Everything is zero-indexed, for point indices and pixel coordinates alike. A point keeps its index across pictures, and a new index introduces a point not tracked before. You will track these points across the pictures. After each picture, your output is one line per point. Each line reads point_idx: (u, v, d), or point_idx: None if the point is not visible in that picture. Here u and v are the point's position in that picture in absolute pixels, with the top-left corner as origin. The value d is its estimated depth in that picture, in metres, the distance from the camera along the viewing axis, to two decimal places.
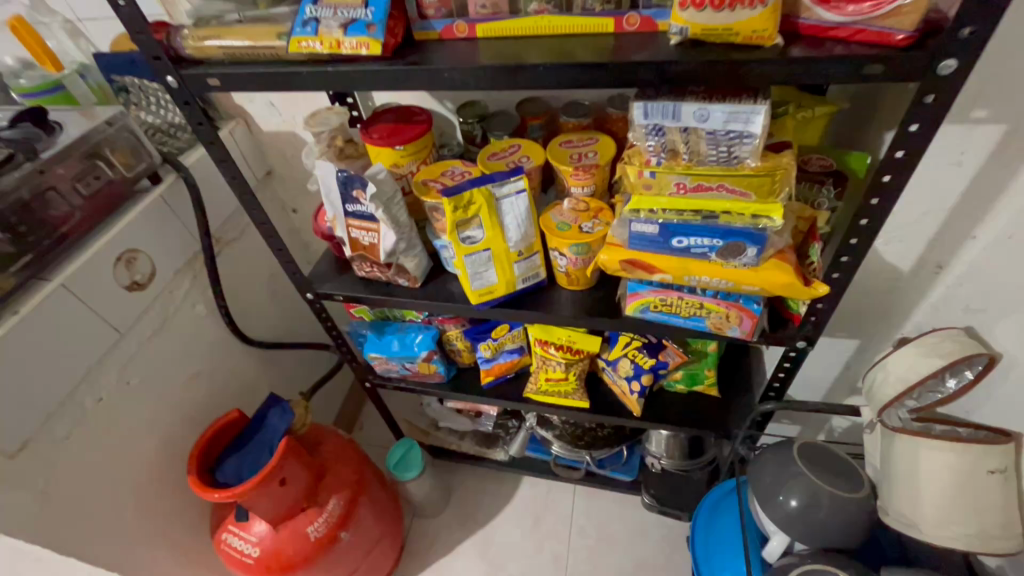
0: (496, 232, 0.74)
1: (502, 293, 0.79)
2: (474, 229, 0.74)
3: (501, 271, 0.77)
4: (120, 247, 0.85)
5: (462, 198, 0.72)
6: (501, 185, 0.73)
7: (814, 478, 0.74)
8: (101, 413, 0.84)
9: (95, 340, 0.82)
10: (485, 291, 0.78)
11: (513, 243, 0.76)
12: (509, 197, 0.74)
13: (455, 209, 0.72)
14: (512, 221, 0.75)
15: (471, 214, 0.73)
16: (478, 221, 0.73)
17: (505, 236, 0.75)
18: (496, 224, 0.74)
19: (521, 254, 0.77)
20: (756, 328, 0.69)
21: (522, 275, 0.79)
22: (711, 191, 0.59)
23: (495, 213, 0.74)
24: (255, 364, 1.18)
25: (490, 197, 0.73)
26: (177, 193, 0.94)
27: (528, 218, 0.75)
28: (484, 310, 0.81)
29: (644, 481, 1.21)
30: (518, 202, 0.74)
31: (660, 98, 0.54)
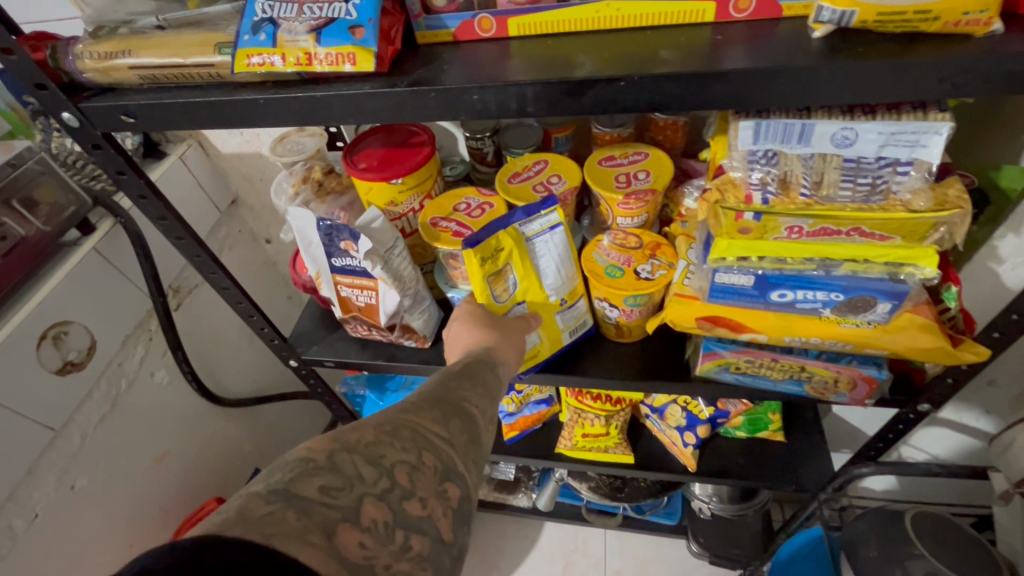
0: (532, 280, 0.58)
1: (549, 352, 0.63)
2: (507, 280, 0.58)
3: (543, 328, 0.61)
4: (46, 323, 0.67)
5: (489, 247, 0.55)
6: (529, 221, 0.57)
7: (932, 560, 0.60)
8: (36, 534, 0.67)
9: (17, 447, 0.64)
10: (529, 356, 0.61)
11: (554, 291, 0.60)
12: (542, 234, 0.57)
13: (483, 263, 0.55)
14: (550, 265, 0.59)
15: (502, 263, 0.56)
16: (510, 270, 0.57)
17: (543, 283, 0.59)
18: (531, 269, 0.58)
19: (565, 303, 0.61)
20: (872, 394, 0.54)
21: (569, 329, 0.63)
22: (837, 235, 0.43)
23: (528, 256, 0.58)
24: (236, 426, 1.01)
25: (519, 238, 0.57)
26: (116, 243, 0.76)
27: (568, 257, 0.59)
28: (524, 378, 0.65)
29: (692, 528, 1.07)
30: (556, 240, 0.58)
31: (778, 115, 0.38)
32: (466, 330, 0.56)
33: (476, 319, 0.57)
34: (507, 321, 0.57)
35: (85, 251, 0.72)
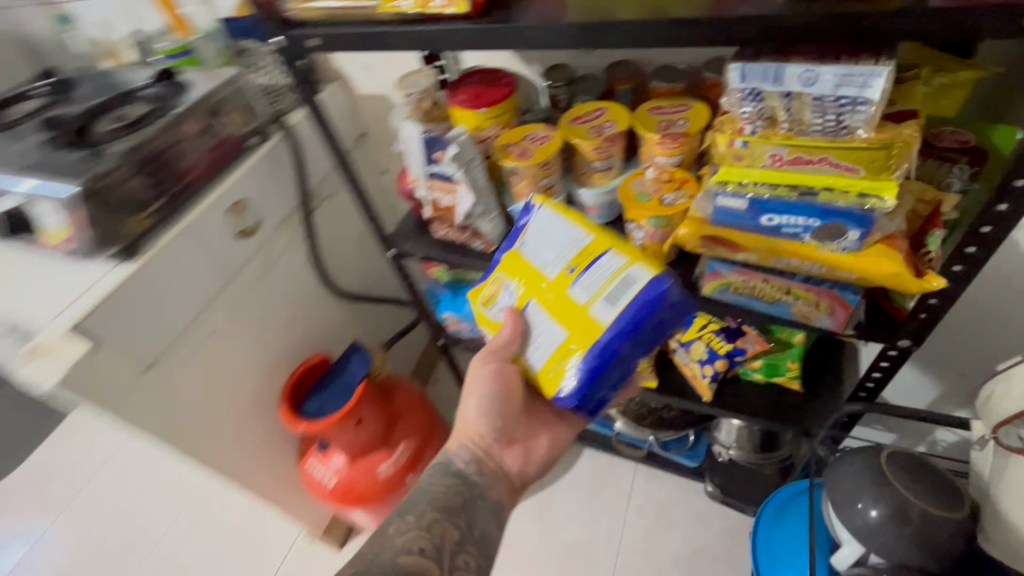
0: (522, 272, 0.67)
1: (585, 331, 0.61)
2: (506, 289, 0.68)
3: (559, 313, 0.63)
4: (232, 198, 0.95)
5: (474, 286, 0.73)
6: (522, 237, 0.69)
7: (898, 488, 0.68)
8: (213, 343, 0.96)
9: (207, 281, 0.93)
10: (562, 349, 0.62)
11: (555, 271, 0.64)
12: (524, 240, 0.69)
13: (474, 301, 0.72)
14: (542, 255, 0.66)
15: (500, 281, 0.69)
16: (506, 281, 0.68)
17: (543, 273, 0.65)
18: (519, 265, 0.68)
19: (572, 271, 0.64)
20: (851, 320, 0.62)
21: (600, 297, 0.61)
22: (811, 165, 0.54)
23: (523, 263, 0.68)
24: (344, 314, 1.27)
25: (516, 253, 0.69)
26: (280, 151, 1.03)
27: (557, 230, 0.67)
28: (582, 378, 0.60)
29: (708, 469, 1.17)
30: (539, 232, 0.68)
31: (762, 59, 0.49)
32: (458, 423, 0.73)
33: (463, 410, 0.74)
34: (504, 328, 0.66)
35: (261, 153, 1.00)
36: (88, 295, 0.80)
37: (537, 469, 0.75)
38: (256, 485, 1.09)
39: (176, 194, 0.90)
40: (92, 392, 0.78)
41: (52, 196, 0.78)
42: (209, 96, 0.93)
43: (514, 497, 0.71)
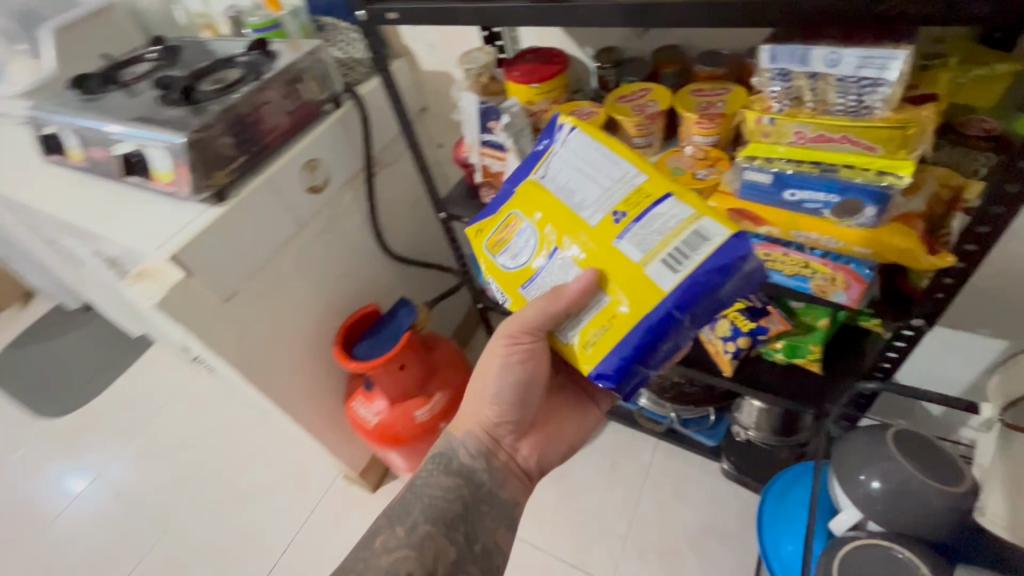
0: (556, 215, 0.64)
1: (634, 294, 0.58)
2: (525, 226, 0.67)
3: (601, 269, 0.60)
4: (306, 156, 1.07)
5: (487, 223, 0.72)
6: (539, 168, 0.68)
7: (901, 463, 0.71)
8: (282, 285, 1.09)
9: (281, 229, 1.05)
10: (612, 311, 0.59)
11: (598, 219, 0.62)
12: (545, 172, 0.68)
13: (488, 241, 0.71)
14: (582, 199, 0.64)
15: (523, 219, 0.67)
16: (525, 218, 0.67)
17: (584, 219, 0.62)
18: (553, 210, 0.65)
19: (621, 219, 0.61)
20: (865, 295, 0.66)
21: (655, 255, 0.58)
22: (833, 142, 0.58)
23: (555, 204, 0.65)
24: (394, 275, 1.39)
25: (534, 184, 0.68)
26: (350, 117, 1.14)
27: (590, 161, 0.65)
28: (638, 344, 0.57)
29: (725, 448, 1.21)
30: (561, 161, 0.66)
31: (791, 42, 0.55)
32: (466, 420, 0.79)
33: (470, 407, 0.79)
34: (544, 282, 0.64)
35: (334, 118, 1.11)
36: (184, 231, 0.92)
37: (554, 456, 0.82)
38: (308, 419, 1.22)
39: (258, 152, 1.01)
40: (182, 314, 0.91)
41: (164, 140, 0.91)
42: (290, 66, 1.03)
43: (524, 487, 0.79)
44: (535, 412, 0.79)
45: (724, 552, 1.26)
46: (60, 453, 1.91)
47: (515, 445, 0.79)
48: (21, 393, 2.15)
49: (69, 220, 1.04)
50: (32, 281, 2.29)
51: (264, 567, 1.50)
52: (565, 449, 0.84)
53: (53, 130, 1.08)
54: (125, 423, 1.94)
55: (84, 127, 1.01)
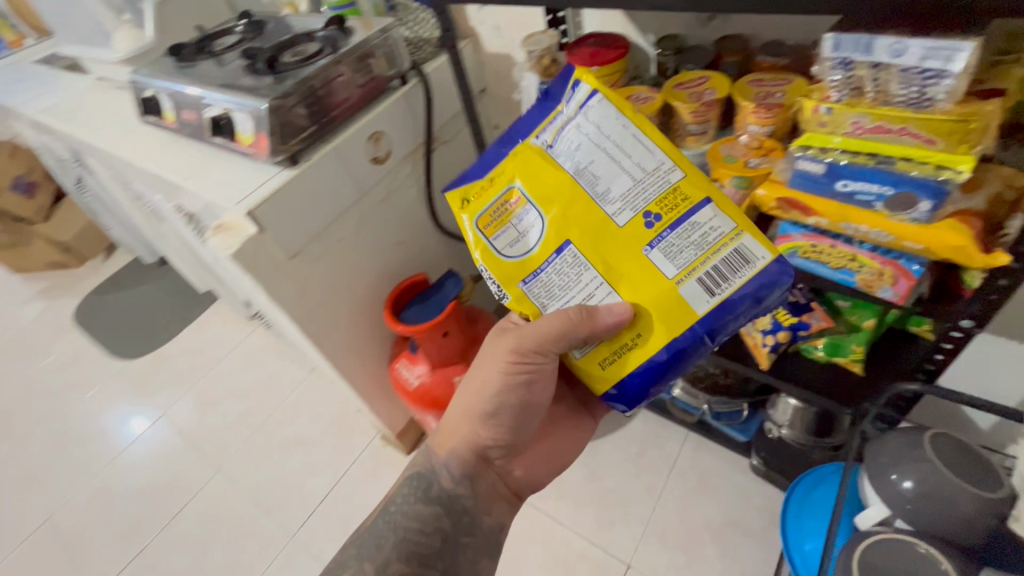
0: (569, 207, 0.63)
1: (664, 309, 0.60)
2: (526, 211, 0.64)
3: (626, 276, 0.61)
4: (372, 128, 1.13)
5: (482, 192, 0.66)
6: (544, 135, 0.65)
7: (935, 463, 0.71)
8: (342, 248, 1.17)
9: (344, 196, 1.12)
10: (639, 323, 0.62)
11: (621, 217, 0.61)
12: (552, 142, 0.65)
13: (482, 216, 0.66)
14: (610, 190, 0.62)
15: (521, 195, 0.64)
16: (525, 200, 0.64)
17: (609, 218, 0.62)
18: (573, 201, 0.63)
19: (650, 221, 0.61)
20: (913, 292, 0.66)
21: (690, 272, 0.60)
22: (892, 134, 0.58)
23: (566, 187, 0.63)
24: (444, 249, 1.45)
25: (536, 152, 0.65)
26: (415, 94, 1.20)
27: (604, 140, 0.63)
28: (665, 357, 0.61)
29: (756, 444, 1.22)
30: (571, 135, 0.64)
31: (856, 32, 0.56)
32: (452, 443, 0.78)
33: (454, 428, 0.79)
34: (553, 283, 0.64)
35: (400, 94, 1.17)
36: (259, 190, 0.99)
37: (542, 473, 0.85)
38: (357, 377, 1.31)
39: (327, 122, 1.07)
40: (254, 266, 1.00)
41: (250, 106, 0.99)
42: (362, 44, 1.09)
43: (512, 508, 0.82)
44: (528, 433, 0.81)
45: (744, 546, 1.27)
46: (132, 392, 2.11)
47: (502, 467, 0.81)
48: (102, 335, 2.38)
49: (160, 176, 1.15)
50: (115, 234, 2.51)
51: (304, 512, 1.62)
52: (554, 466, 0.86)
53: (151, 93, 1.19)
54: (189, 369, 2.12)
55: (179, 93, 1.12)
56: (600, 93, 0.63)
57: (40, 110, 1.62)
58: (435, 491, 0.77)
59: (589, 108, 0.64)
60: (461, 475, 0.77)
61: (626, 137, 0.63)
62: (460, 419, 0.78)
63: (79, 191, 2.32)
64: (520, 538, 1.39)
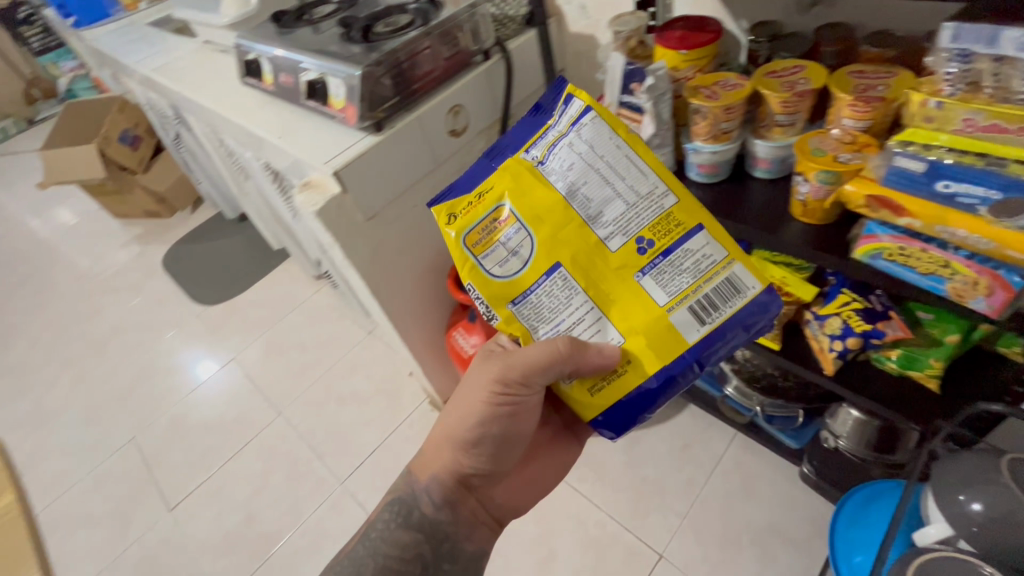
0: (559, 232, 0.67)
1: (657, 335, 0.66)
2: (511, 230, 0.67)
3: (616, 300, 0.67)
4: (452, 101, 1.17)
5: (469, 209, 0.69)
6: (534, 151, 0.70)
7: (1011, 489, 0.67)
8: (414, 215, 1.22)
9: (420, 165, 1.17)
10: (632, 351, 0.67)
11: (614, 244, 0.67)
12: (544, 158, 0.69)
13: (469, 234, 0.68)
14: (605, 216, 0.67)
15: (507, 212, 0.67)
16: (511, 220, 0.67)
17: (602, 245, 0.67)
18: (564, 223, 0.67)
19: (641, 249, 0.67)
20: (1010, 305, 0.63)
21: (681, 301, 0.66)
22: (1006, 134, 0.57)
23: (558, 207, 0.67)
24: None
25: (527, 167, 0.69)
26: (496, 71, 1.22)
27: (594, 160, 0.67)
28: (659, 382, 0.67)
29: (809, 451, 1.19)
30: (562, 153, 0.68)
31: (979, 23, 0.55)
32: (435, 474, 0.83)
33: (434, 458, 0.83)
34: (544, 304, 0.68)
35: (482, 70, 1.19)
36: (345, 152, 1.05)
37: (526, 497, 0.89)
38: (415, 340, 1.38)
39: (410, 93, 1.10)
40: (335, 224, 1.07)
41: (344, 73, 1.04)
42: (450, 18, 1.11)
43: (495, 533, 0.87)
44: (509, 461, 0.86)
45: (784, 553, 1.25)
46: (210, 335, 2.29)
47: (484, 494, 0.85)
48: (185, 281, 2.59)
49: (256, 135, 1.24)
50: (204, 189, 2.71)
51: (354, 462, 1.72)
52: (538, 491, 0.91)
53: (254, 57, 1.28)
54: (259, 320, 2.28)
55: (280, 57, 1.20)
56: (593, 111, 0.68)
57: (153, 69, 1.77)
58: (415, 521, 0.82)
59: (582, 126, 0.68)
60: (443, 504, 0.82)
61: (618, 157, 0.68)
62: (440, 449, 0.83)
63: (176, 146, 2.51)
64: (556, 514, 1.42)
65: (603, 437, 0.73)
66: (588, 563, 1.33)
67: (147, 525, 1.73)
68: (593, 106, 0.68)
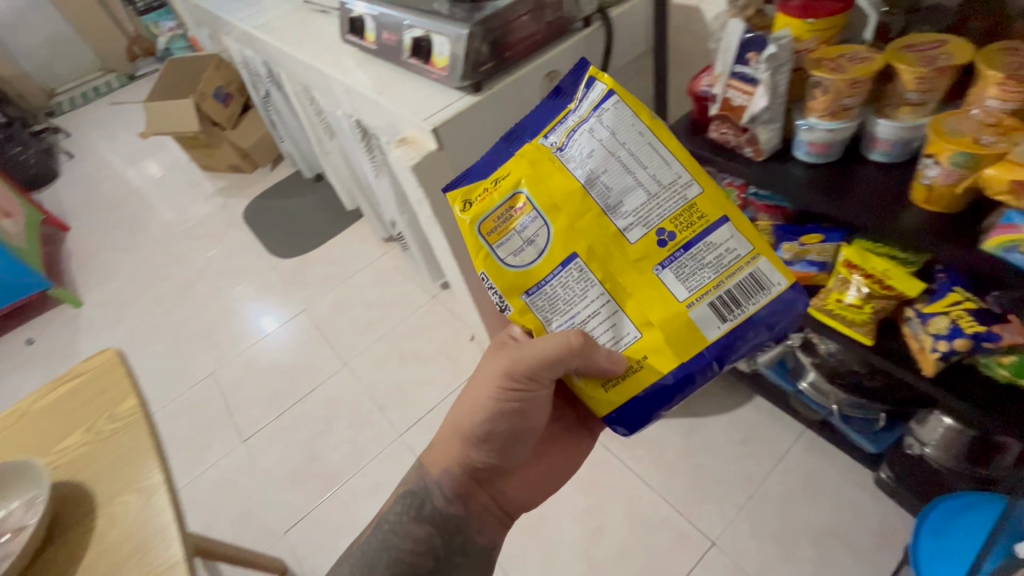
0: (577, 222, 0.65)
1: (676, 331, 0.65)
2: (527, 219, 0.65)
3: (634, 294, 0.66)
4: (548, 67, 1.16)
5: (485, 196, 0.66)
6: (550, 136, 0.68)
7: None
8: None
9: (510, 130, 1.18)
10: (649, 347, 0.66)
11: (633, 235, 0.65)
12: (562, 145, 0.67)
13: (484, 222, 0.66)
14: (626, 206, 0.65)
15: (522, 199, 0.65)
16: (529, 208, 0.65)
17: (621, 237, 0.65)
18: (582, 213, 0.65)
19: (661, 242, 0.65)
20: None
21: (702, 296, 0.65)
22: None
23: (576, 195, 0.65)
24: None
25: (546, 153, 0.67)
26: (595, 39, 1.20)
27: (614, 147, 0.66)
28: (677, 381, 0.66)
29: (889, 457, 1.15)
30: (581, 138, 0.66)
31: None
32: (444, 468, 0.81)
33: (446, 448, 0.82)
34: (558, 296, 0.67)
35: (581, 37, 1.18)
36: (445, 110, 1.08)
37: (536, 493, 0.88)
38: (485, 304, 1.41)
39: (510, 55, 1.11)
40: (426, 181, 1.10)
41: (450, 32, 1.06)
42: None
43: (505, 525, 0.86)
44: (518, 457, 0.84)
45: (844, 557, 1.22)
46: (284, 286, 2.43)
47: (493, 489, 0.84)
48: (263, 234, 2.75)
49: (354, 92, 1.28)
50: (286, 148, 2.84)
51: (413, 417, 1.80)
52: (550, 485, 0.89)
53: (357, 15, 1.31)
54: (329, 276, 2.39)
55: (384, 15, 1.22)
56: (617, 95, 0.66)
57: (255, 26, 1.85)
58: (426, 513, 0.81)
59: (603, 111, 0.66)
60: (455, 496, 0.82)
61: (641, 146, 0.66)
62: (449, 443, 0.81)
63: (264, 105, 2.64)
64: (608, 490, 1.43)
65: (616, 433, 0.71)
66: (637, 541, 1.34)
67: (223, 452, 1.88)
68: (616, 91, 0.67)
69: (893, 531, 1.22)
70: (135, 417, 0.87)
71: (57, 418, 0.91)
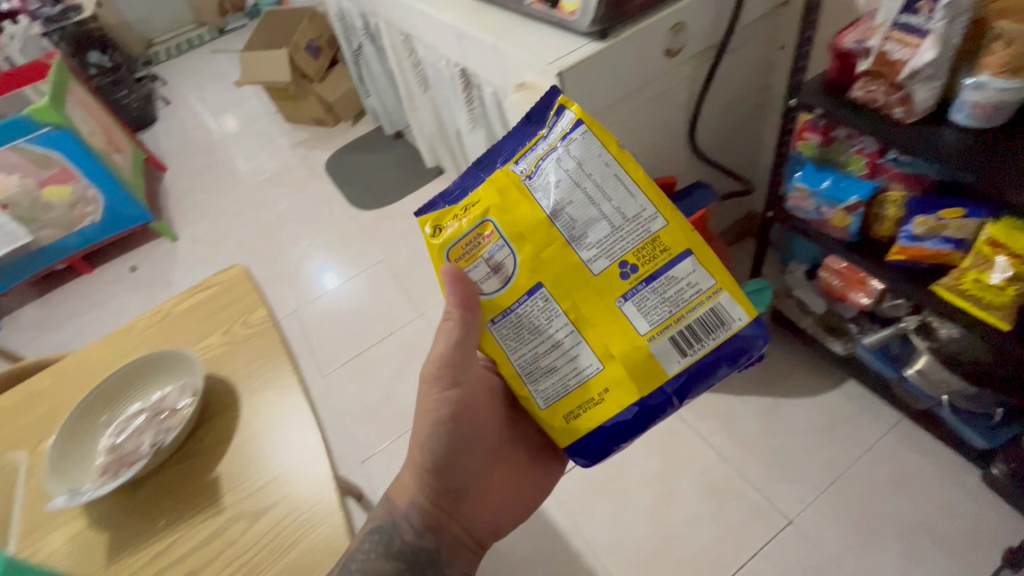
0: (540, 250, 0.68)
1: (636, 364, 0.68)
2: (493, 247, 0.70)
3: (595, 324, 0.69)
4: (678, 18, 1.12)
5: (456, 222, 0.71)
6: (519, 162, 0.70)
7: None
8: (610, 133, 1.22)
9: (628, 81, 1.15)
10: (608, 380, 0.69)
11: (596, 267, 0.68)
12: (529, 173, 0.69)
13: (453, 248, 0.71)
14: (590, 238, 0.68)
15: (484, 226, 0.69)
16: (490, 237, 0.69)
17: (585, 270, 0.68)
18: (547, 243, 0.68)
19: (625, 277, 0.67)
20: None
21: (663, 330, 0.68)
22: None
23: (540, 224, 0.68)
24: (687, 164, 1.43)
25: (513, 180, 0.69)
26: None
27: (579, 177, 0.67)
28: (635, 416, 0.69)
29: (1004, 452, 1.10)
30: (552, 163, 0.68)
31: None
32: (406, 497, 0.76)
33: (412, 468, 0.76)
34: (518, 321, 0.71)
35: None
36: (570, 56, 1.07)
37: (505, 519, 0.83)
38: None
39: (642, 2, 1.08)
40: None
41: None
42: None
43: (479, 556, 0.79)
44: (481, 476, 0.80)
45: (933, 551, 1.18)
46: (361, 237, 2.51)
47: (459, 520, 0.78)
48: (343, 186, 2.85)
49: (471, 37, 1.28)
50: (371, 104, 2.92)
51: None
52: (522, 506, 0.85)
53: None
54: (405, 230, 2.46)
55: None
56: (584, 125, 0.67)
57: None
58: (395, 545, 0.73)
59: (571, 141, 0.67)
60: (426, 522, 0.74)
61: (608, 177, 0.67)
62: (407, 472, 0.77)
63: (355, 59, 2.70)
64: (680, 458, 1.43)
65: (578, 463, 0.74)
66: (708, 511, 1.33)
67: None
68: (584, 119, 0.67)
69: (991, 531, 1.17)
70: (266, 325, 0.93)
71: (193, 321, 0.99)
